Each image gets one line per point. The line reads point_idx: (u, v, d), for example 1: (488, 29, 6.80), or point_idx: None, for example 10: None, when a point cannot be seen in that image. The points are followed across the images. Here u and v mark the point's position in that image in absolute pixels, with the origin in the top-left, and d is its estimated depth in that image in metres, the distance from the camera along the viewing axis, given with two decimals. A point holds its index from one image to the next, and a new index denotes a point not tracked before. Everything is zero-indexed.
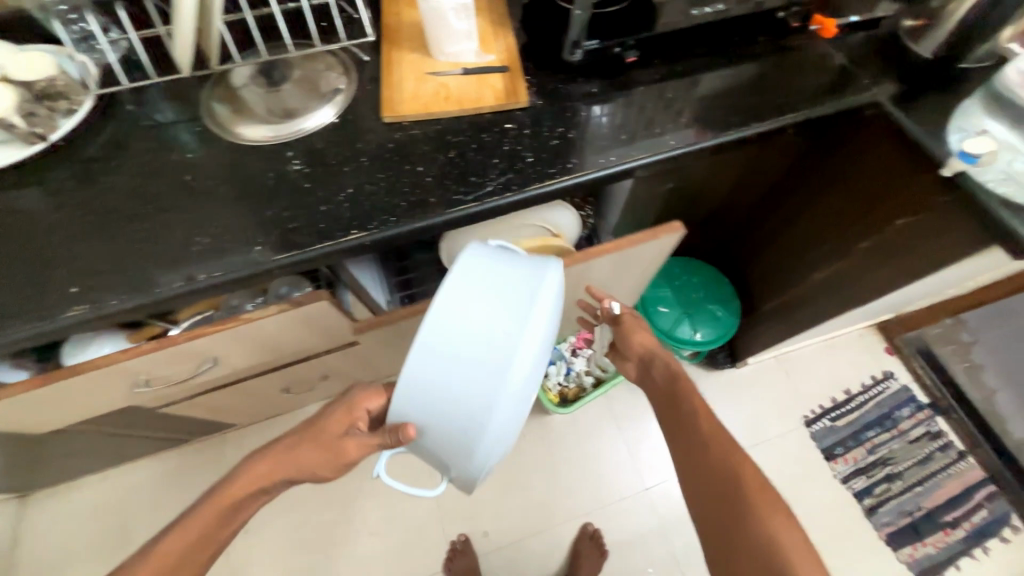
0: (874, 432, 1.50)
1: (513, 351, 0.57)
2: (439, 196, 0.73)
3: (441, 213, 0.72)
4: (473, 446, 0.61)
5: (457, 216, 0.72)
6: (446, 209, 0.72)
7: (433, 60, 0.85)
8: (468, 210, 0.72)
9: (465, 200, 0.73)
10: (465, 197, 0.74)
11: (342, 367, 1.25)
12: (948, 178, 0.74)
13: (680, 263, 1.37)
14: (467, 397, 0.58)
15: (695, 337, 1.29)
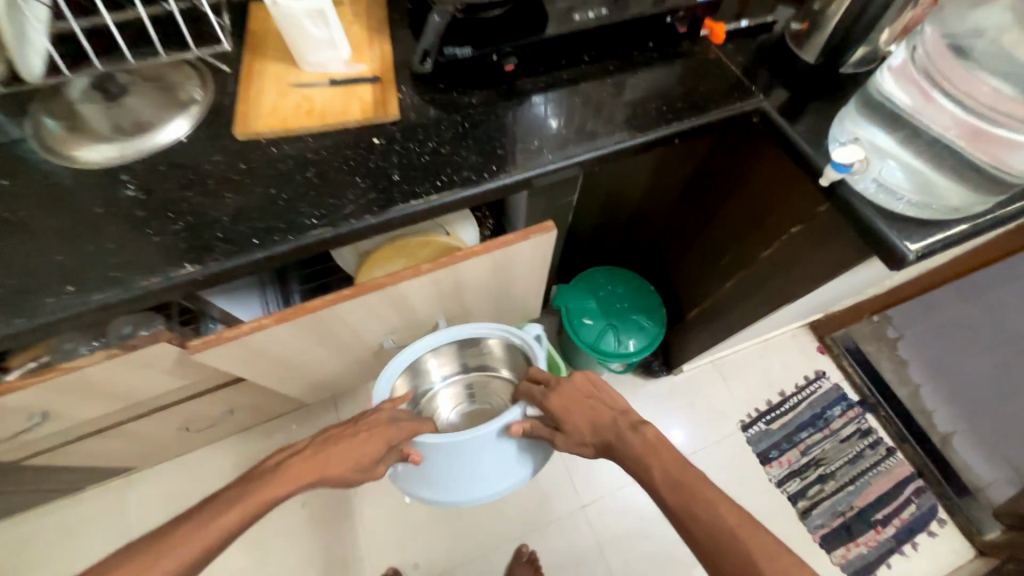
0: (807, 433, 1.50)
1: (534, 443, 0.97)
2: (289, 220, 0.66)
3: (290, 240, 0.65)
4: (444, 482, 0.95)
5: (305, 241, 0.65)
6: (294, 234, 0.65)
7: (299, 71, 0.78)
8: (321, 235, 0.66)
9: (317, 224, 0.66)
10: (320, 221, 0.67)
11: (246, 400, 1.17)
12: (827, 187, 0.72)
13: (606, 274, 1.35)
14: (481, 469, 0.94)
15: (620, 349, 1.26)
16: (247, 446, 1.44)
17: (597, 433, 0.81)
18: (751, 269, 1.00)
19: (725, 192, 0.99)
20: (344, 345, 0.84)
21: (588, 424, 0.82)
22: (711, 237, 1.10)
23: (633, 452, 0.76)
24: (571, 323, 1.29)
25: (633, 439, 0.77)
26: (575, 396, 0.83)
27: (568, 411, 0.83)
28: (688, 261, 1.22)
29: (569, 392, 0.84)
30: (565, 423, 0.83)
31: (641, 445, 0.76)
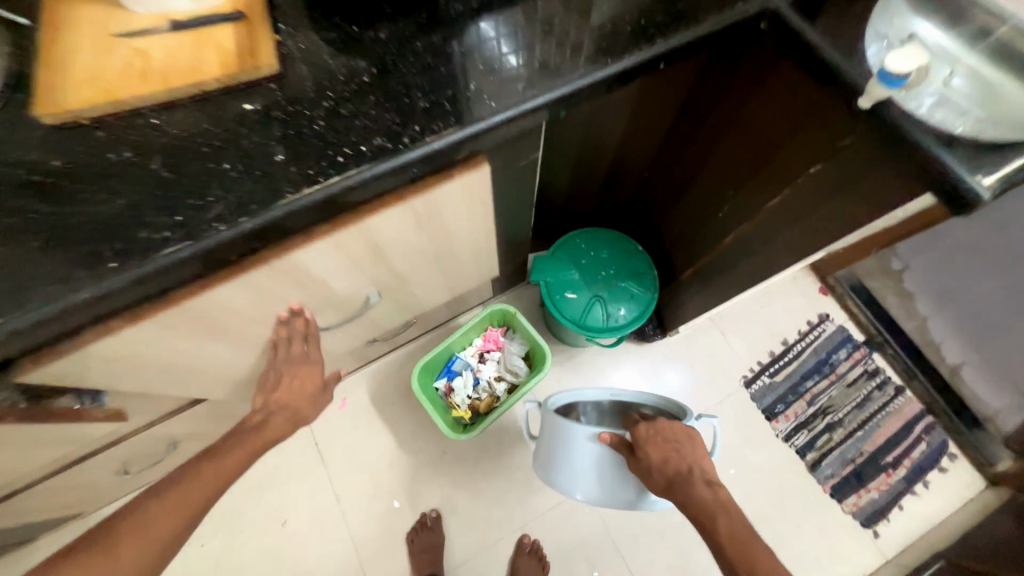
0: (813, 381, 1.41)
1: (614, 483, 0.91)
2: (131, 239, 0.47)
3: (134, 266, 0.46)
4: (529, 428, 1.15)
5: (157, 264, 0.47)
6: (141, 256, 0.46)
7: (127, 13, 0.55)
8: (177, 253, 0.47)
9: (173, 237, 0.47)
10: (175, 233, 0.48)
11: (189, 431, 1.02)
12: (868, 110, 0.54)
13: (586, 238, 1.18)
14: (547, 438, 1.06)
15: (610, 324, 1.11)
16: None
17: (666, 469, 0.81)
18: (754, 221, 0.84)
19: (720, 128, 0.81)
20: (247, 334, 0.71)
21: (661, 458, 0.82)
22: (703, 186, 0.92)
23: (695, 490, 0.78)
24: (552, 300, 1.13)
25: (696, 476, 0.79)
26: (662, 435, 0.85)
27: (648, 442, 0.85)
28: (678, 215, 1.05)
29: (663, 431, 0.86)
30: (642, 452, 0.84)
31: (700, 482, 0.79)
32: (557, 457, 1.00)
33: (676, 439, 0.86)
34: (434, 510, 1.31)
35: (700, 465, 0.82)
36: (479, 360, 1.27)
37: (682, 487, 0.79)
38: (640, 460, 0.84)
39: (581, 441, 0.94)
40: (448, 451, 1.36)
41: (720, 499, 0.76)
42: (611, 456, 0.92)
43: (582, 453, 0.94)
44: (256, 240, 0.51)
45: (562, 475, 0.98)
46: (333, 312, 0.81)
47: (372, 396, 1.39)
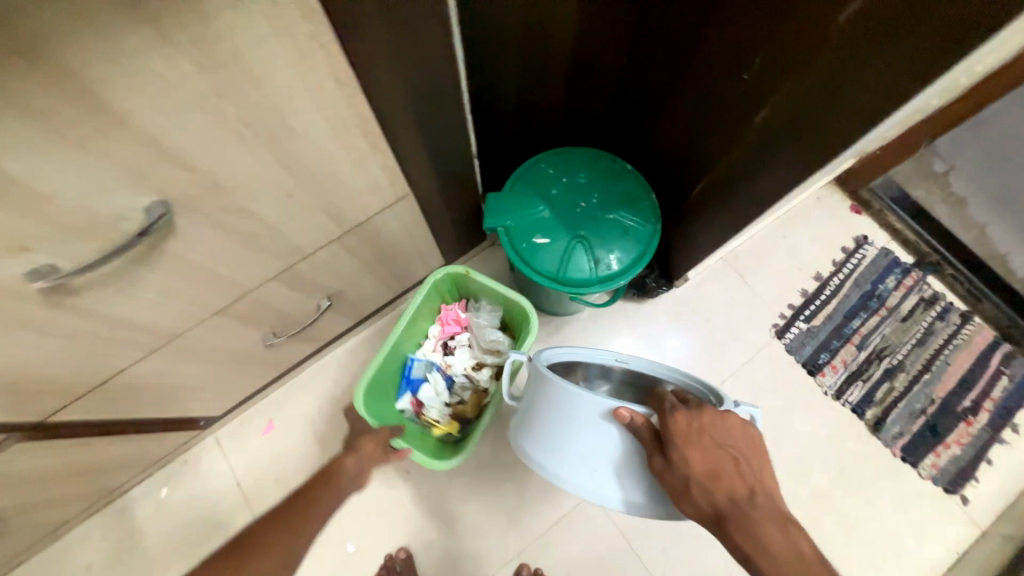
0: (860, 320, 1.13)
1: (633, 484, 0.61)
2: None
3: None
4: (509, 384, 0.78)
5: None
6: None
7: None
8: None
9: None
10: None
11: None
12: None
13: (555, 161, 0.85)
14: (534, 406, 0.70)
15: (601, 273, 0.80)
16: (102, 537, 0.98)
17: (715, 494, 0.53)
18: (806, 70, 0.53)
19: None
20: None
21: (707, 472, 0.54)
22: (717, 39, 0.61)
23: (760, 528, 0.52)
24: (516, 251, 0.80)
25: (762, 507, 0.53)
26: (712, 436, 0.55)
27: (696, 453, 0.54)
28: (677, 105, 0.74)
29: (712, 429, 0.55)
30: (677, 463, 0.54)
31: (766, 514, 0.53)
32: (536, 422, 0.67)
33: (729, 442, 0.55)
34: (403, 550, 1.00)
35: (762, 483, 0.55)
36: (445, 353, 0.96)
37: (742, 521, 0.52)
38: (671, 475, 0.55)
39: (581, 417, 0.61)
40: (413, 470, 1.04)
41: (794, 543, 0.52)
42: (626, 448, 0.60)
43: (580, 432, 0.61)
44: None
45: (540, 448, 0.66)
46: (82, 245, 0.42)
47: (306, 412, 1.05)
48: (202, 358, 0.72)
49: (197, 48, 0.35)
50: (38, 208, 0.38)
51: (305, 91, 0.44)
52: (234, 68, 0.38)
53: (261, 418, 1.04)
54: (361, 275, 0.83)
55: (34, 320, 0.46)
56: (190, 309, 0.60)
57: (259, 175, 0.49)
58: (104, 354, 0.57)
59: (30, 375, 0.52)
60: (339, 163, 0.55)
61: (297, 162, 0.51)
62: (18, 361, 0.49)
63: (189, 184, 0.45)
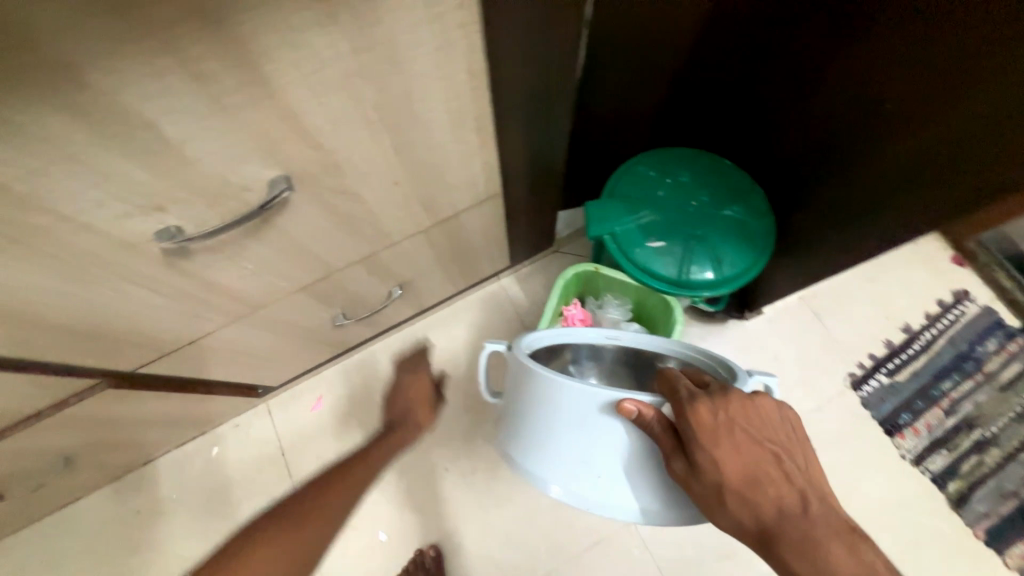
0: (950, 382, 1.03)
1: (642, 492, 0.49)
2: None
3: None
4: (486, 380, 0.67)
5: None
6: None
7: None
8: None
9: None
10: None
11: (78, 440, 0.72)
12: None
13: (653, 162, 0.81)
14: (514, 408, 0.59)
15: (725, 273, 0.76)
16: (154, 485, 1.03)
17: (760, 505, 0.43)
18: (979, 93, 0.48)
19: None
20: (114, 282, 0.45)
21: (743, 476, 0.43)
22: (862, 59, 0.56)
23: (825, 550, 0.41)
24: (627, 256, 0.77)
25: (822, 521, 0.42)
26: (745, 430, 0.44)
27: (723, 446, 0.43)
28: (795, 127, 0.69)
29: (742, 417, 0.45)
30: (706, 469, 0.44)
31: (829, 530, 0.42)
32: (523, 426, 0.55)
33: (761, 429, 0.45)
34: (433, 547, 0.98)
35: (813, 486, 0.44)
36: None
37: (800, 543, 0.42)
38: (700, 483, 0.44)
39: (581, 413, 0.49)
40: (452, 467, 1.03)
41: (865, 561, 0.41)
42: (632, 448, 0.49)
43: (579, 434, 0.50)
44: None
45: (532, 456, 0.54)
46: (207, 211, 0.43)
47: (356, 392, 1.06)
48: (276, 331, 0.73)
49: (356, 28, 0.35)
50: (179, 172, 0.38)
51: (440, 80, 0.43)
52: (382, 51, 0.37)
53: (314, 394, 1.06)
54: (434, 267, 0.83)
55: (149, 279, 0.47)
56: (281, 283, 0.61)
57: (375, 161, 0.49)
58: (197, 317, 0.58)
59: (131, 328, 0.54)
60: (447, 156, 0.54)
61: (410, 151, 0.50)
62: (126, 315, 0.51)
63: (312, 162, 0.45)
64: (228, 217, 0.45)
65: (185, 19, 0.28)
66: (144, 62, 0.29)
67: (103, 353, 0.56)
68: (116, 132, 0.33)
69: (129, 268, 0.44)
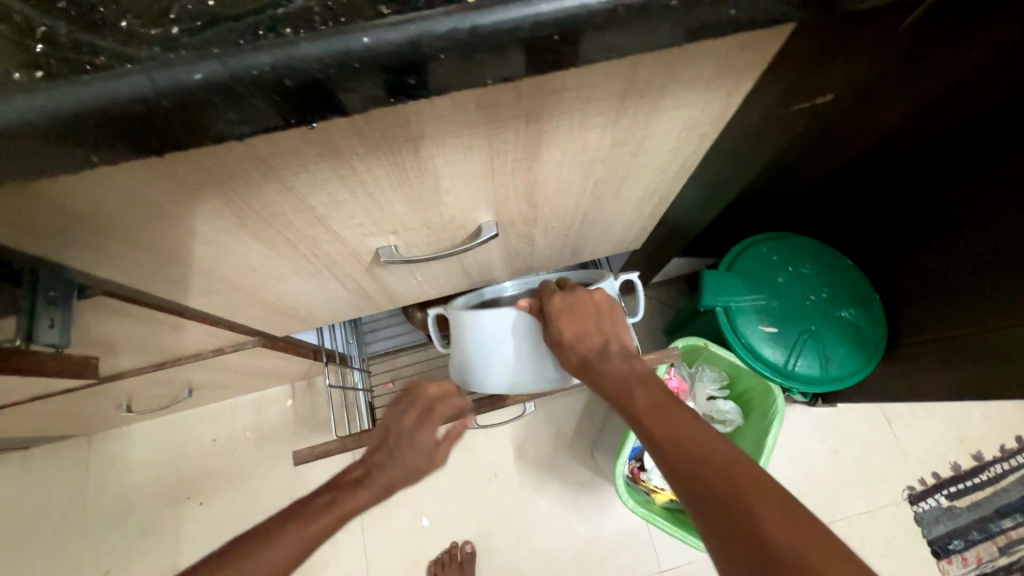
0: (1011, 522, 1.01)
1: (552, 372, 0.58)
2: (86, 21, 0.23)
3: (97, 90, 0.21)
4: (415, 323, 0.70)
5: (42, 104, 0.21)
6: (69, 79, 0.22)
7: None
8: (162, 80, 0.21)
9: (178, 33, 0.22)
10: (181, 43, 0.22)
11: (208, 375, 0.81)
12: None
13: (778, 247, 0.84)
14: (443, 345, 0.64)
15: (831, 371, 0.78)
16: (234, 419, 1.12)
17: (576, 351, 0.51)
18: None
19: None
20: (325, 273, 0.51)
21: (571, 334, 0.52)
22: None
23: (614, 374, 0.47)
24: (737, 333, 0.80)
25: (617, 359, 0.48)
26: (582, 309, 0.53)
27: (563, 316, 0.52)
28: (939, 259, 0.68)
29: (585, 300, 0.53)
30: (551, 337, 0.53)
31: (620, 362, 0.48)
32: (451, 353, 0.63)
33: (593, 305, 0.53)
34: (469, 543, 1.03)
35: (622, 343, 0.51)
36: None
37: (594, 372, 0.48)
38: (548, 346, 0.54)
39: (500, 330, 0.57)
40: (501, 475, 1.07)
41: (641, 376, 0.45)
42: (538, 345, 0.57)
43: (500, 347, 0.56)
44: (284, 96, 0.23)
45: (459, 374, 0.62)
46: (423, 239, 0.48)
47: None
48: None
49: (625, 130, 0.39)
50: (428, 211, 0.43)
51: (655, 168, 0.47)
52: (630, 147, 0.42)
53: None
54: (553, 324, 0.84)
55: (348, 277, 0.53)
56: (428, 291, 0.66)
57: (564, 217, 0.53)
58: (354, 306, 0.64)
59: (305, 308, 0.61)
60: (619, 219, 0.58)
61: (593, 215, 0.55)
62: (310, 298, 0.57)
63: (520, 215, 0.49)
64: (433, 244, 0.50)
65: (515, 118, 0.33)
66: (467, 140, 0.34)
67: (271, 321, 0.63)
68: (411, 182, 0.38)
69: (343, 267, 0.50)
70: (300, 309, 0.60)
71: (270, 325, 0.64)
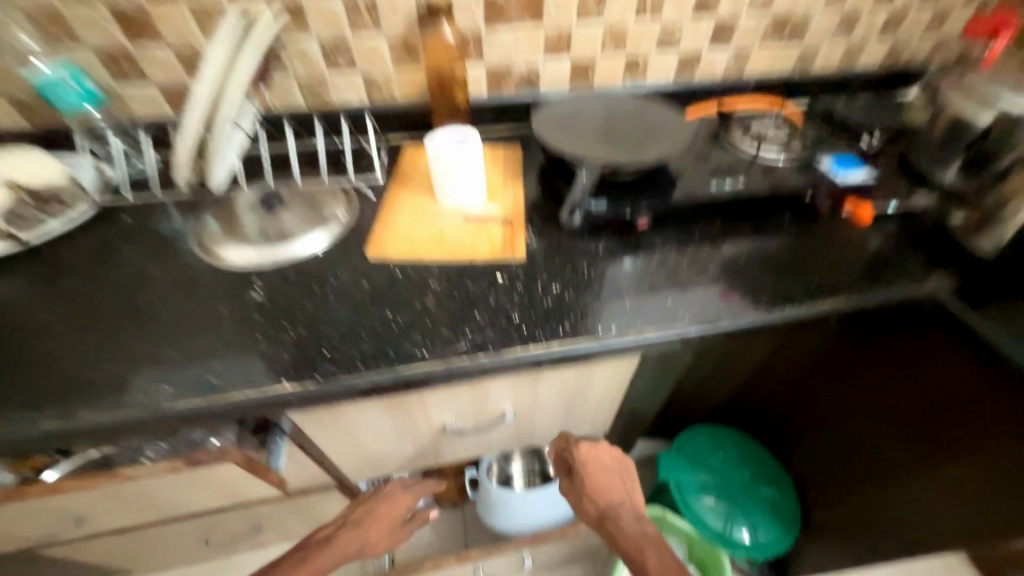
0: None
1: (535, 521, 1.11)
2: (387, 341, 0.64)
3: (398, 371, 0.61)
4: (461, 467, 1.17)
5: (380, 377, 0.60)
6: (384, 365, 0.61)
7: (436, 205, 0.84)
8: (428, 371, 0.61)
9: (425, 352, 0.63)
10: (429, 354, 0.63)
11: (275, 514, 1.03)
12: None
13: (712, 434, 1.17)
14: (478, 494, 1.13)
15: (758, 540, 1.03)
16: None
17: (600, 506, 0.79)
18: (940, 469, 0.76)
19: (852, 372, 0.85)
20: (409, 435, 0.84)
21: (595, 490, 0.80)
22: (844, 434, 0.91)
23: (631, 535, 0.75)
24: (685, 503, 1.10)
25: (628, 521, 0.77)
26: (602, 473, 0.82)
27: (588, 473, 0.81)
28: (811, 453, 1.02)
29: (603, 461, 0.82)
30: (584, 493, 0.80)
31: (632, 524, 0.77)
32: (481, 500, 1.12)
33: (607, 469, 0.82)
34: None
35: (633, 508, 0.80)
36: None
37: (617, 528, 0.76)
38: (581, 498, 0.81)
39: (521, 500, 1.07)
40: None
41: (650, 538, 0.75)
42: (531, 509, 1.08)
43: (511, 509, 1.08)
44: (459, 375, 0.62)
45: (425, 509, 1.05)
46: (472, 419, 0.84)
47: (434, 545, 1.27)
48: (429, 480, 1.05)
49: (586, 372, 0.79)
50: (481, 403, 0.80)
51: (605, 387, 0.86)
52: (589, 377, 0.81)
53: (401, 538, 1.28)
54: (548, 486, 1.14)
55: (421, 439, 0.86)
56: (462, 454, 0.97)
57: (555, 411, 0.89)
58: (412, 461, 0.95)
59: (381, 461, 0.91)
60: (590, 412, 0.94)
61: (572, 411, 0.91)
62: (391, 454, 0.89)
63: (529, 406, 0.86)
64: (475, 423, 0.85)
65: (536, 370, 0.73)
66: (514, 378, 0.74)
67: (353, 469, 0.92)
68: (479, 391, 0.76)
69: (422, 432, 0.84)
70: (378, 460, 0.90)
71: (351, 471, 0.92)
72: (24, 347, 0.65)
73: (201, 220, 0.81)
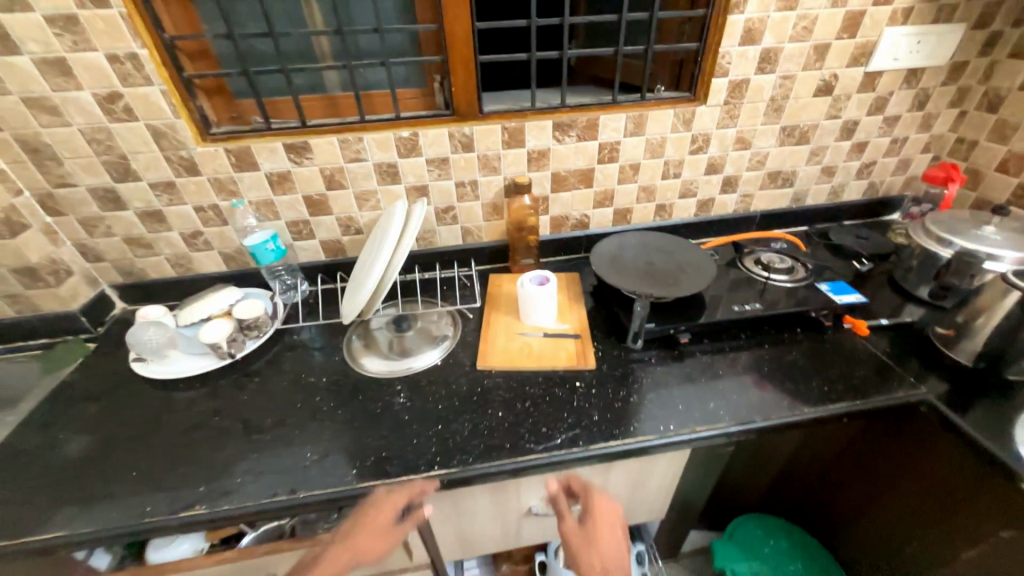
0: None
1: None
2: (502, 436, 0.85)
3: (513, 459, 0.81)
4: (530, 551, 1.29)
5: (502, 466, 0.81)
6: (503, 456, 0.82)
7: (521, 324, 1.10)
8: (535, 459, 0.82)
9: (531, 445, 0.84)
10: (535, 446, 0.84)
11: None
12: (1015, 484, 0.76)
13: (760, 524, 1.29)
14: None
15: None
16: None
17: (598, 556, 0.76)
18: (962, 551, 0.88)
19: (876, 459, 1.02)
20: (501, 516, 1.01)
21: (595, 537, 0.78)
22: (882, 518, 1.04)
23: None
24: None
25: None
26: (601, 520, 0.81)
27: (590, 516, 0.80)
28: (856, 539, 1.13)
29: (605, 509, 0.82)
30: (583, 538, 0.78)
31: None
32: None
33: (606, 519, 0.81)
34: None
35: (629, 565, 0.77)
36: None
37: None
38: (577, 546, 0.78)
39: None
40: None
41: None
42: None
43: None
44: (558, 465, 0.82)
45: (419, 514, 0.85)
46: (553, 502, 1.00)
47: None
48: None
49: (649, 462, 0.97)
50: None
51: (664, 475, 1.03)
52: (651, 467, 0.99)
53: None
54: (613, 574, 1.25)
55: (509, 521, 1.03)
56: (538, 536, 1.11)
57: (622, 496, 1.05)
58: (496, 542, 1.09)
59: (473, 540, 1.06)
60: (650, 499, 1.09)
61: (638, 500, 1.06)
62: (483, 534, 1.05)
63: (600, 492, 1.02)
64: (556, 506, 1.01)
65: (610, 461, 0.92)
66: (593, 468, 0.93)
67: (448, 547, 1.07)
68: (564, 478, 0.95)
69: (512, 514, 1.01)
70: (471, 539, 1.06)
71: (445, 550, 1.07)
72: (238, 436, 0.89)
73: (346, 335, 1.10)
